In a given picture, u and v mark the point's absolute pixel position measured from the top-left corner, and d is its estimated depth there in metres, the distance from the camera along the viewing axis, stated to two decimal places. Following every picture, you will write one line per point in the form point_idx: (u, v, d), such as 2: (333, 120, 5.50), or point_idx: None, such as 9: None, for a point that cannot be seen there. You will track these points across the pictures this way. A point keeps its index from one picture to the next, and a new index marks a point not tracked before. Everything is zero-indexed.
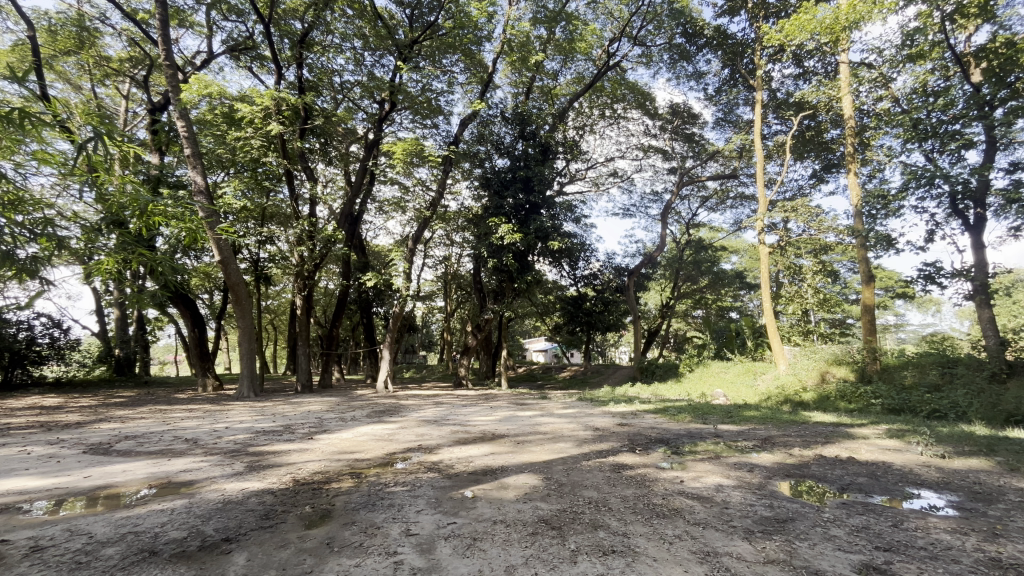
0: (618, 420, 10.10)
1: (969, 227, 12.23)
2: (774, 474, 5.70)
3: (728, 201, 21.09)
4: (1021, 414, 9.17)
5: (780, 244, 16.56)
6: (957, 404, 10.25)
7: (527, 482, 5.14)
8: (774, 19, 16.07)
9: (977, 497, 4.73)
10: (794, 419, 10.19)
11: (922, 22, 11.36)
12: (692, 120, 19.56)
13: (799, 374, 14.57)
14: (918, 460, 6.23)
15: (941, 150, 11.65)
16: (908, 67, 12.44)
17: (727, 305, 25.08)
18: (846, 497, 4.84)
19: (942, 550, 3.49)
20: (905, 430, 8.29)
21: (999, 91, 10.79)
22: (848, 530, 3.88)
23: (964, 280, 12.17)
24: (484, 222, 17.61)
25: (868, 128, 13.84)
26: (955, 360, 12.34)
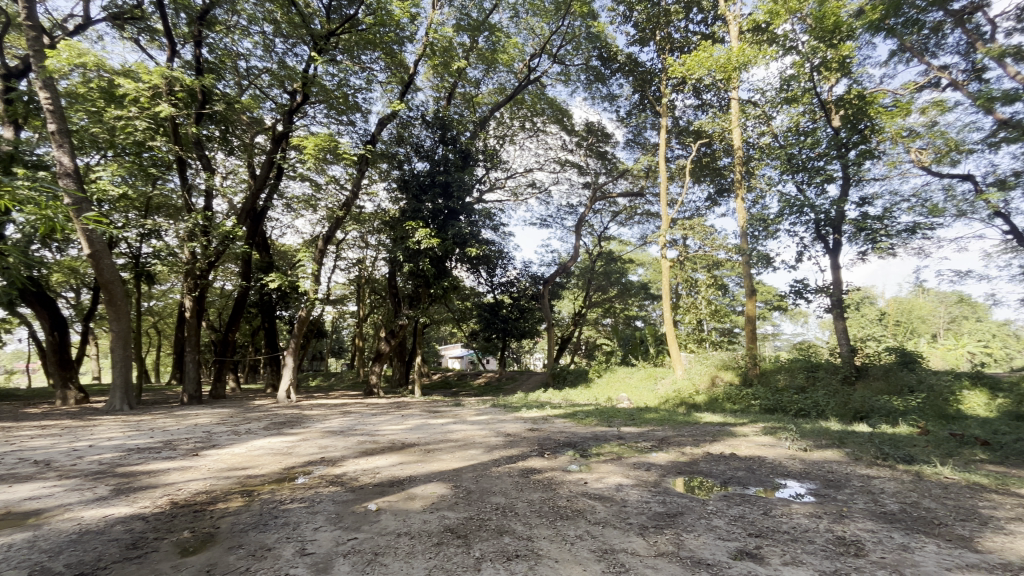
0: (529, 425, 10.31)
1: (829, 250, 14.16)
2: (668, 472, 6.15)
3: (636, 217, 22.53)
4: (865, 411, 10.80)
5: (679, 259, 18.05)
6: (818, 403, 11.81)
7: (435, 491, 5.06)
8: (678, 54, 17.58)
9: (830, 484, 5.46)
10: (687, 420, 11.10)
11: (796, 70, 13.09)
12: (605, 139, 20.68)
13: (693, 378, 15.87)
14: (786, 454, 7.07)
15: (809, 183, 13.44)
16: (786, 108, 14.17)
17: (633, 315, 26.73)
18: (727, 490, 5.35)
19: (801, 533, 3.98)
20: (777, 428, 9.38)
21: (853, 136, 12.69)
22: (727, 520, 4.29)
23: (825, 296, 14.09)
24: (401, 225, 17.19)
25: (753, 159, 15.58)
26: (817, 364, 14.22)
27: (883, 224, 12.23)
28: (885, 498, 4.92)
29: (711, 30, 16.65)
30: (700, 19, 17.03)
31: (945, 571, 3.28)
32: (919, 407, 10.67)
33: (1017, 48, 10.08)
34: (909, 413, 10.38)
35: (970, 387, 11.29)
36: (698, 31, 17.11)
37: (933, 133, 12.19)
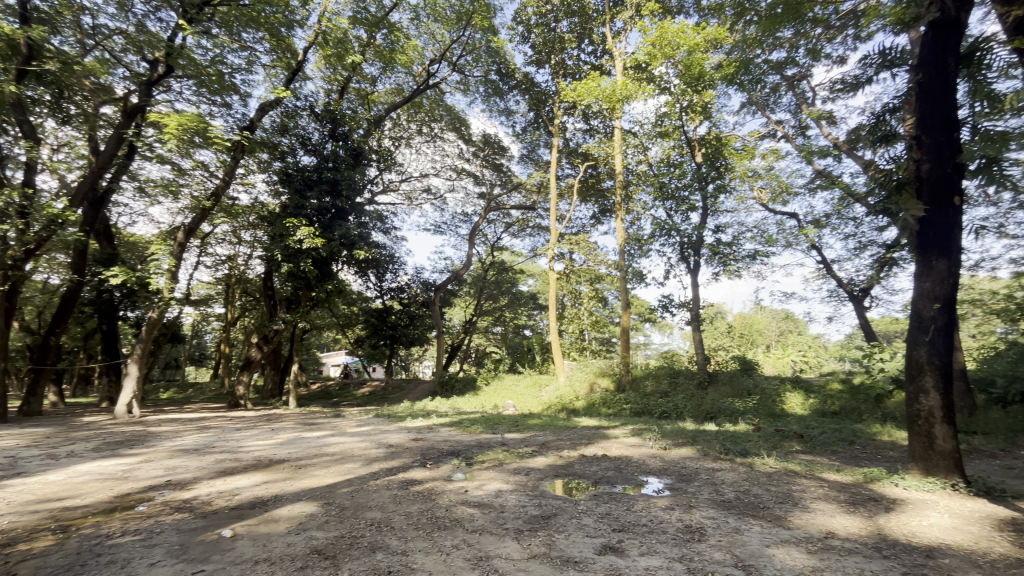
0: (413, 435, 10.06)
1: (691, 270, 15.99)
2: (546, 475, 6.41)
3: (528, 229, 23.31)
4: (714, 412, 12.33)
5: (566, 271, 19.10)
6: (677, 406, 13.24)
7: (303, 511, 4.70)
8: (570, 79, 18.72)
9: (683, 479, 6.13)
10: (566, 425, 11.70)
11: (669, 109, 14.70)
12: (501, 152, 21.19)
13: (574, 385, 16.78)
14: (649, 453, 7.78)
15: (676, 210, 15.15)
16: (660, 141, 15.80)
17: (522, 324, 27.56)
18: (597, 490, 5.73)
19: (657, 524, 4.41)
20: (643, 429, 10.30)
21: (712, 172, 14.57)
22: (595, 518, 4.60)
23: (686, 310, 15.88)
24: (280, 222, 15.84)
25: (632, 185, 17.15)
26: (678, 371, 15.96)
27: (732, 250, 14.21)
28: (724, 488, 5.66)
29: (600, 62, 18.02)
30: (591, 50, 18.33)
31: (765, 548, 3.86)
32: (754, 408, 12.52)
33: (829, 114, 12.44)
34: (747, 413, 12.12)
35: (791, 389, 13.53)
36: (589, 61, 18.41)
37: (770, 176, 14.50)
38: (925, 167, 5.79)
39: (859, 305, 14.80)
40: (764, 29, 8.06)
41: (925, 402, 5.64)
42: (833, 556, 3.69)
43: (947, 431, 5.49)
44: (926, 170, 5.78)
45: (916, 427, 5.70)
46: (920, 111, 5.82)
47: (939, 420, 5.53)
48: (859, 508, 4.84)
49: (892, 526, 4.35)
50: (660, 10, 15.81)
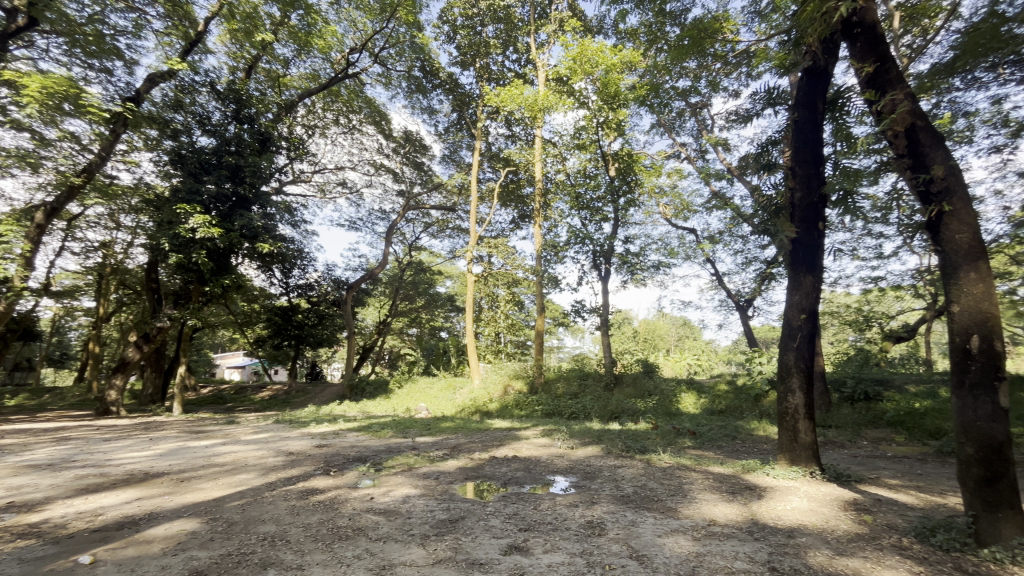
0: (317, 442, 9.51)
1: (602, 277, 16.82)
2: (456, 478, 6.38)
3: (447, 230, 23.08)
4: (619, 412, 13.06)
5: (484, 274, 19.23)
6: (585, 407, 13.85)
7: (183, 529, 4.25)
8: (494, 84, 18.91)
9: (587, 476, 6.43)
10: (479, 427, 11.74)
11: (586, 123, 15.42)
12: (422, 150, 20.79)
13: (488, 387, 16.85)
14: (557, 453, 8.05)
15: (589, 220, 15.90)
16: (577, 152, 16.50)
17: (438, 326, 27.20)
18: (506, 491, 5.81)
19: (561, 522, 4.57)
20: (553, 430, 10.63)
21: (623, 185, 15.49)
22: (502, 519, 4.66)
23: (597, 316, 16.68)
24: (169, 207, 14.20)
25: (550, 194, 17.73)
26: (587, 373, 16.78)
27: (639, 260, 15.20)
28: (624, 483, 6.02)
29: (523, 70, 18.40)
30: (515, 58, 18.64)
31: (657, 538, 4.16)
32: (654, 407, 13.47)
33: (725, 142, 13.79)
34: (647, 412, 13.00)
35: (686, 390, 14.70)
36: (512, 68, 18.71)
37: (674, 194, 15.74)
38: (798, 195, 6.63)
39: (744, 315, 16.52)
40: (673, 57, 8.73)
41: (792, 400, 6.41)
42: (714, 541, 4.07)
43: (808, 425, 6.29)
44: (799, 198, 6.62)
45: (785, 423, 6.46)
46: (795, 144, 6.65)
47: (803, 415, 6.32)
48: (737, 496, 5.39)
49: (763, 511, 4.90)
50: (581, 28, 16.52)
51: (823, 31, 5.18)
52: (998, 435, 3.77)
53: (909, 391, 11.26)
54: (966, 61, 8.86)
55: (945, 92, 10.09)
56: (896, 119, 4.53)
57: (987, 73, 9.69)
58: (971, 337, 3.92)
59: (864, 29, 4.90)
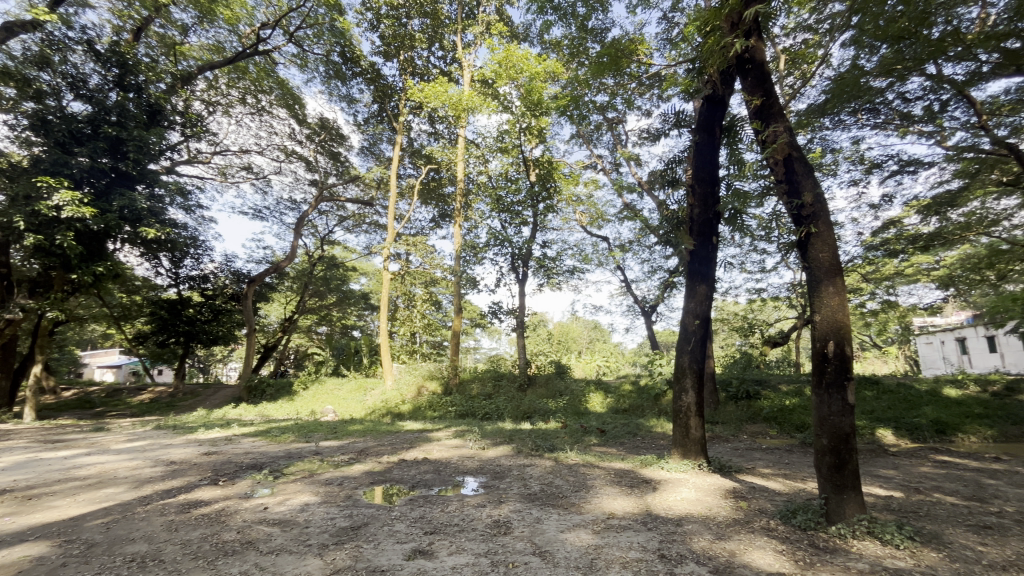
0: (204, 449, 8.65)
1: (519, 280, 17.11)
2: (361, 483, 6.13)
3: (363, 225, 22.15)
4: (531, 412, 13.38)
5: (401, 272, 18.73)
6: (498, 407, 14.00)
7: (27, 555, 3.64)
8: (418, 79, 18.53)
9: (496, 477, 6.50)
10: (389, 429, 11.39)
11: (509, 127, 15.65)
12: (339, 140, 19.75)
13: (401, 389, 16.38)
14: (468, 454, 8.06)
15: (509, 222, 16.13)
16: (499, 155, 16.68)
17: (350, 324, 25.99)
18: (413, 494, 5.69)
19: (467, 523, 4.56)
20: (465, 431, 10.61)
21: (543, 191, 15.91)
22: (408, 523, 4.55)
23: (513, 317, 16.94)
24: (25, 179, 12.13)
25: (471, 194, 17.77)
26: (502, 374, 16.98)
27: (555, 264, 15.70)
28: (532, 482, 6.16)
29: (449, 68, 18.22)
30: (440, 55, 18.41)
31: (559, 533, 4.30)
32: (564, 407, 13.97)
33: (637, 157, 14.69)
34: (557, 412, 13.44)
35: (594, 390, 15.41)
36: (437, 65, 18.45)
37: (589, 203, 16.47)
38: (696, 212, 7.23)
39: (649, 320, 17.70)
40: (593, 72, 9.12)
41: (686, 399, 6.96)
42: (612, 533, 4.30)
43: (697, 421, 6.89)
44: (696, 214, 7.22)
45: (679, 420, 7.00)
46: (695, 164, 7.25)
47: (695, 413, 6.89)
48: (634, 489, 5.76)
49: (656, 502, 5.27)
50: (508, 33, 16.74)
51: (721, 63, 5.69)
52: (846, 427, 4.38)
53: (782, 390, 12.74)
54: (834, 104, 10.25)
55: (817, 130, 11.59)
56: (776, 149, 5.12)
57: (851, 116, 11.26)
58: (828, 343, 4.51)
59: (754, 66, 5.46)
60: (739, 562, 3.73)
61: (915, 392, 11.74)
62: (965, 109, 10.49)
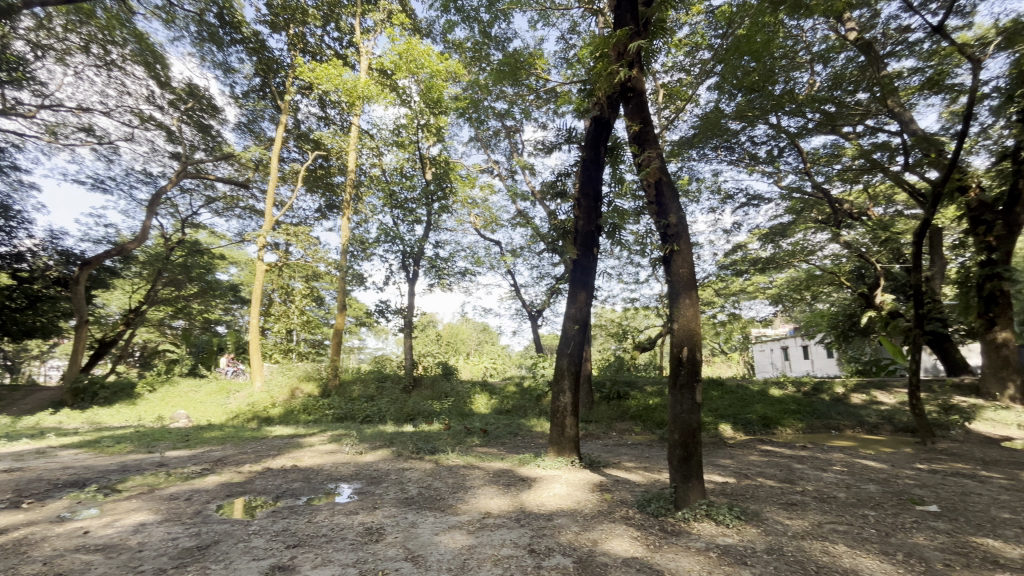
0: (4, 465, 7.05)
1: (409, 279, 16.70)
2: (215, 496, 5.49)
3: (235, 209, 19.91)
4: (414, 414, 13.15)
5: (278, 264, 17.20)
6: (380, 409, 13.51)
7: None
8: (309, 58, 17.25)
9: (372, 482, 6.26)
10: (254, 436, 10.36)
11: (407, 122, 15.30)
12: (212, 112, 17.52)
13: (271, 391, 14.91)
14: (342, 459, 7.64)
15: (402, 219, 15.70)
16: (394, 149, 16.19)
17: (214, 319, 23.16)
18: (277, 506, 5.24)
19: (336, 533, 4.32)
20: (342, 435, 10.05)
21: (438, 191, 15.73)
22: (268, 537, 4.18)
23: (400, 317, 16.48)
24: None
25: (362, 186, 17.01)
26: (385, 376, 16.43)
27: (447, 265, 15.64)
28: (410, 485, 6.04)
29: (344, 52, 17.20)
30: (335, 36, 17.32)
31: (433, 536, 4.27)
32: (448, 408, 13.90)
33: (531, 167, 15.24)
34: (442, 413, 13.34)
35: (479, 391, 15.59)
36: (332, 47, 17.33)
37: (484, 206, 16.71)
38: (580, 223, 7.70)
39: (535, 324, 18.42)
40: (493, 79, 9.23)
41: (563, 400, 7.36)
42: (485, 533, 4.38)
43: (572, 421, 7.32)
44: (581, 226, 7.69)
45: (556, 420, 7.36)
46: (583, 179, 7.72)
47: (570, 413, 7.31)
48: (510, 488, 5.93)
49: (530, 499, 5.49)
50: (410, 26, 16.31)
51: (607, 88, 6.15)
52: (694, 423, 4.98)
53: (646, 391, 14.09)
54: (700, 139, 11.65)
55: (686, 160, 13.05)
56: (649, 173, 5.66)
57: (713, 151, 12.88)
58: (683, 348, 5.09)
59: (635, 94, 5.98)
60: (600, 550, 4.03)
61: (749, 391, 13.78)
62: (795, 157, 12.67)
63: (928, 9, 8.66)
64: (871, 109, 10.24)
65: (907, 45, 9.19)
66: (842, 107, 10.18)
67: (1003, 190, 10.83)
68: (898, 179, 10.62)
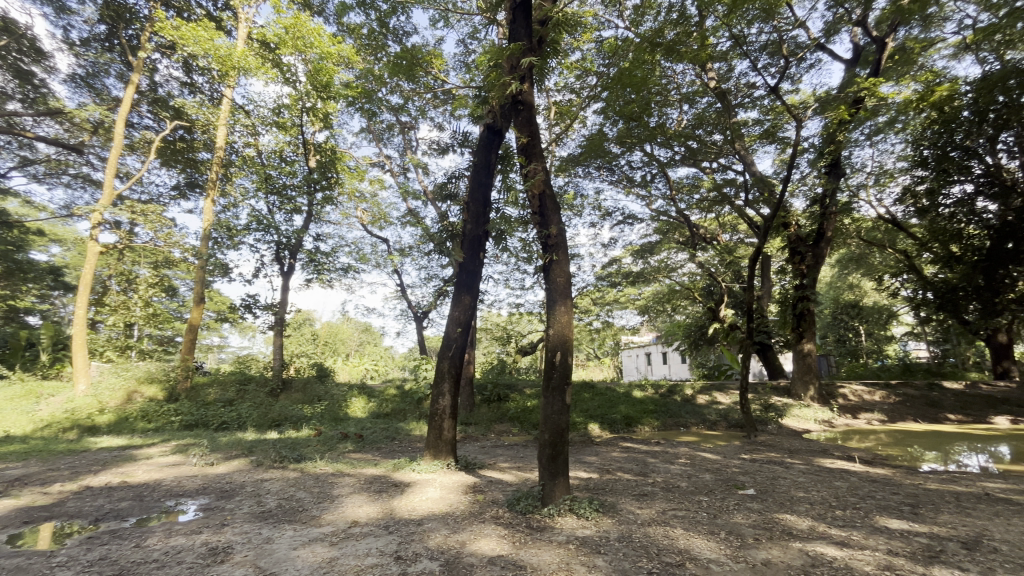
0: None
1: (283, 272, 15.32)
2: (7, 525, 4.49)
3: (63, 176, 16.57)
4: (281, 420, 12.09)
5: (117, 246, 14.67)
6: (240, 415, 12.17)
7: None
8: (173, 14, 15.08)
9: (222, 496, 5.62)
10: (71, 448, 8.66)
11: (290, 102, 14.13)
12: (36, 56, 14.43)
13: (99, 394, 12.58)
14: (187, 473, 6.74)
15: (278, 207, 14.41)
16: (274, 130, 14.86)
17: (23, 307, 18.94)
18: (94, 531, 4.45)
19: (171, 556, 3.81)
20: (189, 445, 8.86)
21: (322, 180, 14.69)
22: (78, 570, 3.53)
23: (271, 314, 15.08)
24: None
25: (233, 166, 15.37)
26: (250, 377, 14.87)
27: (328, 260, 14.69)
28: (267, 498, 5.54)
29: (219, 14, 15.33)
30: None
31: (290, 551, 3.98)
32: (320, 413, 13.02)
33: (424, 166, 15.02)
34: (313, 418, 12.47)
35: (356, 394, 14.85)
36: (204, 6, 15.33)
37: (373, 201, 16.04)
38: (469, 227, 7.79)
39: (420, 325, 18.11)
40: (389, 71, 8.90)
41: (442, 402, 7.33)
42: (350, 543, 4.19)
43: (450, 424, 7.33)
44: (469, 229, 7.79)
45: (434, 422, 7.32)
46: (473, 184, 7.83)
47: (448, 416, 7.31)
48: (381, 495, 5.74)
49: (401, 505, 5.38)
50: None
51: (500, 98, 6.33)
52: (562, 423, 5.29)
53: (525, 393, 14.63)
54: (585, 158, 12.51)
55: (572, 176, 13.90)
56: (534, 184, 5.93)
57: (596, 171, 13.90)
58: (556, 353, 5.38)
59: (525, 108, 6.23)
60: (467, 551, 4.08)
61: (616, 393, 15.05)
62: (664, 183, 14.17)
63: (768, 72, 10.33)
64: (723, 149, 11.81)
65: (752, 99, 10.83)
66: (702, 144, 11.65)
67: (813, 229, 13.29)
68: (741, 212, 12.44)
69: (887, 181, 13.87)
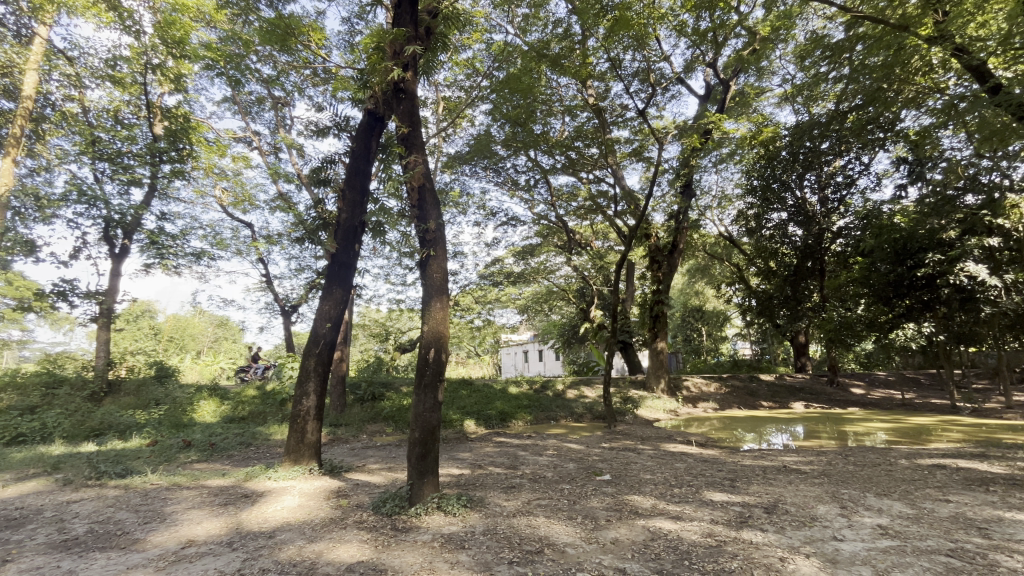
0: None
1: (113, 254, 12.93)
2: None
3: None
4: (103, 429, 10.23)
5: None
6: (45, 425, 10.01)
7: None
8: None
9: (7, 525, 4.55)
10: None
11: (130, 55, 12.00)
12: None
13: None
14: None
15: (109, 176, 12.12)
16: (106, 85, 12.49)
17: None
18: None
19: None
20: None
21: (170, 150, 12.68)
22: None
23: (94, 303, 12.64)
24: None
25: (45, 121, 12.59)
26: (61, 380, 12.27)
27: (175, 243, 12.76)
28: (73, 523, 4.62)
29: None
30: None
31: None
32: (158, 419, 11.25)
33: (300, 148, 13.81)
34: (147, 426, 10.73)
35: (206, 397, 13.14)
36: None
37: (235, 180, 14.30)
38: (344, 216, 7.35)
39: (288, 320, 16.62)
40: (258, 37, 8.01)
41: (306, 403, 6.82)
42: (180, 566, 3.67)
43: (315, 425, 6.85)
44: (344, 218, 7.35)
45: (296, 425, 6.77)
46: (350, 170, 7.40)
47: (312, 417, 6.83)
48: (227, 507, 5.14)
49: (250, 517, 4.87)
50: None
51: (380, 83, 6.07)
52: (433, 421, 5.25)
53: (402, 391, 14.26)
54: (472, 157, 12.62)
55: (459, 173, 13.90)
56: (413, 177, 5.81)
57: (483, 171, 14.07)
58: (430, 349, 5.32)
59: (407, 97, 6.04)
60: (323, 561, 3.83)
61: (493, 390, 15.36)
62: (546, 189, 14.87)
63: (638, 96, 11.37)
64: (598, 162, 12.74)
65: (624, 120, 11.86)
66: (581, 156, 12.44)
67: (669, 241, 14.96)
68: (612, 222, 13.48)
69: (727, 204, 16.19)
